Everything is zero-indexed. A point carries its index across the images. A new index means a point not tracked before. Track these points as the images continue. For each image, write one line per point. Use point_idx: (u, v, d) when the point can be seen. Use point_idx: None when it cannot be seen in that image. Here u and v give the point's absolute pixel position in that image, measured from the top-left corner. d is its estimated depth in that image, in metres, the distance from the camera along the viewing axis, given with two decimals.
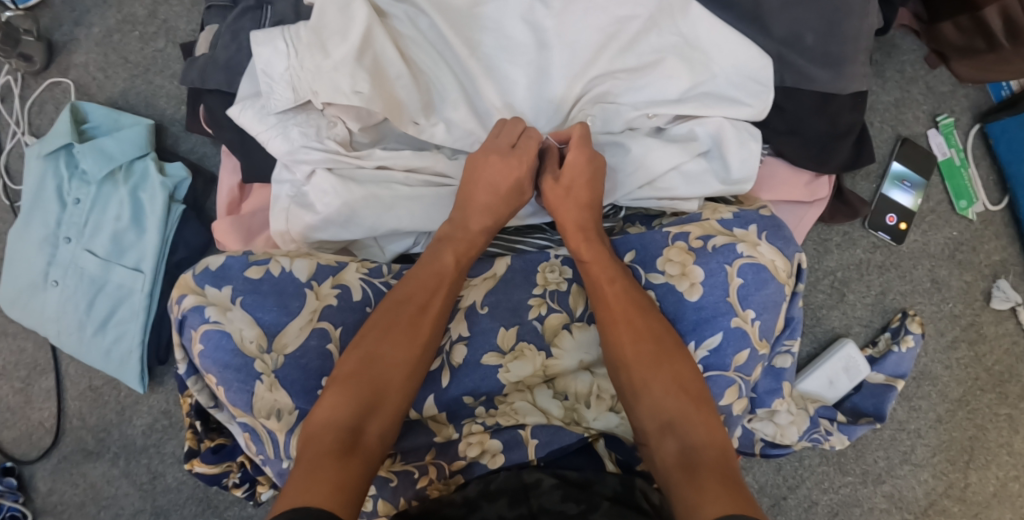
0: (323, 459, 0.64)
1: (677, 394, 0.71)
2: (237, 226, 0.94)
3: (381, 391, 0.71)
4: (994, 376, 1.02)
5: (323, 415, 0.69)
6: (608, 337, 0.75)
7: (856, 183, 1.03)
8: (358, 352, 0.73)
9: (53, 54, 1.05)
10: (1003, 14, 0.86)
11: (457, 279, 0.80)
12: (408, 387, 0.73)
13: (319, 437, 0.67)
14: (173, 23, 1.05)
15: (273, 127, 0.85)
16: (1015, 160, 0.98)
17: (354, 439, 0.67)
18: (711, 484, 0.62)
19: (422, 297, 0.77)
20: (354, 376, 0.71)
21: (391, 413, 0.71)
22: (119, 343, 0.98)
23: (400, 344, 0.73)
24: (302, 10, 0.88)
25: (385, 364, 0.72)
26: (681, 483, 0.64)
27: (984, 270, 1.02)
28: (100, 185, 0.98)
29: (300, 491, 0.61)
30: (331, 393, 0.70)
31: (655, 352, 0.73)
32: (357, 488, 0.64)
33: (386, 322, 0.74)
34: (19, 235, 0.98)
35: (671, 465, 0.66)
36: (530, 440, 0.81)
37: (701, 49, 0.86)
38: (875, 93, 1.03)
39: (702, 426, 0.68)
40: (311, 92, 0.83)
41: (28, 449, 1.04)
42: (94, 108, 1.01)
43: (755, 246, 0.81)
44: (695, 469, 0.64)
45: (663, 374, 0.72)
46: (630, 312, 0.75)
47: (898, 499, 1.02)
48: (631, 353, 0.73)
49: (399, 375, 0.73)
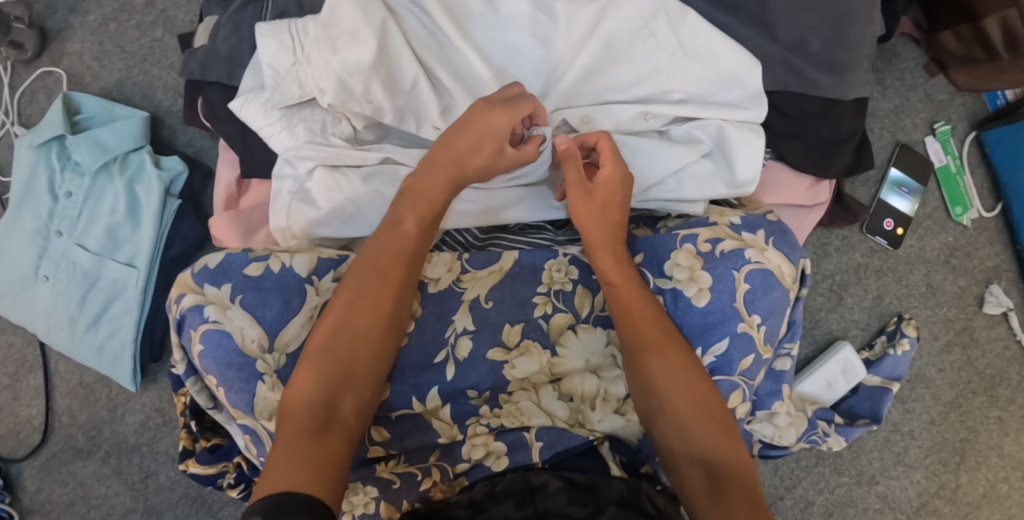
0: (299, 437, 0.64)
1: (708, 420, 0.71)
2: (237, 221, 0.92)
3: (349, 364, 0.70)
4: (986, 380, 1.03)
5: (299, 392, 0.67)
6: (634, 362, 0.75)
7: (856, 188, 1.04)
8: (323, 326, 0.71)
9: (46, 41, 1.03)
10: (1003, 25, 0.87)
11: (423, 239, 0.77)
12: (377, 355, 0.72)
13: (293, 415, 0.66)
14: (170, 13, 1.03)
15: (275, 121, 0.85)
16: (1010, 169, 1.00)
17: (329, 418, 0.67)
18: (740, 511, 0.64)
19: (385, 263, 0.74)
20: (326, 352, 0.70)
21: (362, 387, 0.70)
22: (112, 339, 0.96)
23: (363, 311, 0.72)
24: (306, 5, 0.87)
25: (359, 339, 0.71)
26: (710, 509, 0.66)
27: (978, 275, 1.04)
28: (95, 177, 0.95)
29: (280, 474, 0.61)
30: (306, 368, 0.69)
31: (682, 376, 0.73)
32: (337, 468, 0.64)
33: (358, 288, 0.73)
34: (8, 228, 0.95)
35: (698, 490, 0.68)
36: (535, 442, 0.80)
37: (707, 57, 0.86)
38: (875, 100, 1.04)
39: (728, 451, 0.69)
40: (318, 89, 0.82)
41: (15, 447, 1.01)
42: (88, 98, 0.99)
43: (762, 251, 0.82)
44: (724, 496, 0.66)
45: (691, 399, 0.72)
46: (659, 334, 0.75)
47: (890, 500, 1.03)
48: (663, 378, 0.73)
49: (366, 347, 0.71)
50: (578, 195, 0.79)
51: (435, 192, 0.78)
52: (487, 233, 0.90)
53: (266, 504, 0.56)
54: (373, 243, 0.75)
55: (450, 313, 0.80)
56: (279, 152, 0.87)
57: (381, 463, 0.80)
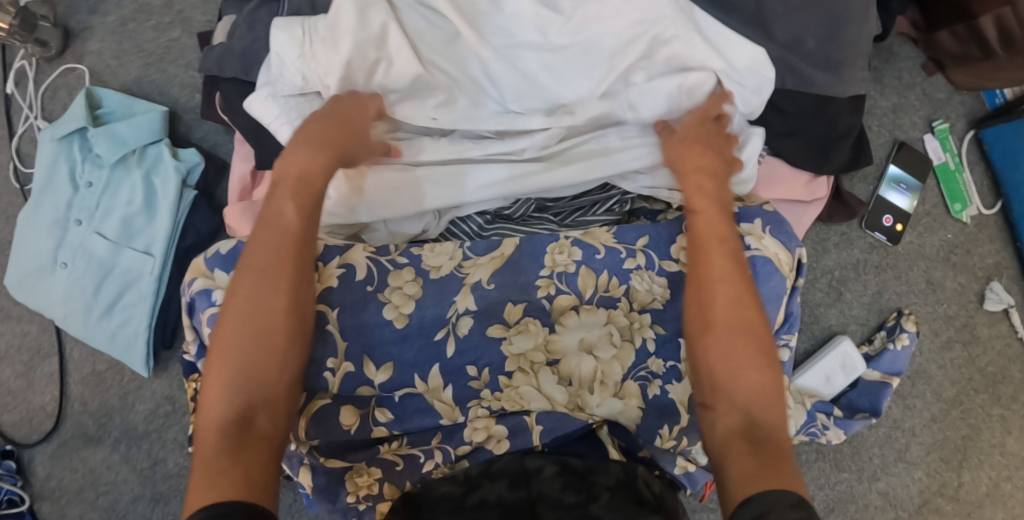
0: (217, 459, 0.63)
1: (756, 371, 0.69)
2: (248, 212, 0.94)
3: (259, 373, 0.68)
4: (988, 377, 1.04)
5: (211, 410, 0.67)
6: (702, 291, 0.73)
7: (854, 185, 1.05)
8: (220, 339, 0.69)
9: (69, 40, 1.07)
10: (998, 24, 0.89)
11: (309, 230, 0.75)
12: (285, 352, 0.70)
13: (208, 435, 0.65)
14: (188, 14, 1.07)
15: (281, 113, 0.85)
16: (1009, 166, 1.01)
17: (246, 430, 0.66)
18: (765, 463, 0.62)
19: (275, 263, 0.72)
20: (226, 362, 0.68)
21: (273, 393, 0.69)
22: (126, 326, 0.98)
23: (257, 314, 0.70)
24: (318, 4, 0.90)
25: (255, 345, 0.69)
26: (744, 455, 0.64)
27: (978, 273, 1.04)
28: (113, 169, 0.98)
29: (202, 490, 0.60)
30: (211, 386, 0.68)
31: (748, 318, 0.71)
32: (264, 473, 0.63)
33: (248, 288, 0.71)
34: (31, 217, 0.99)
35: (734, 436, 0.66)
36: (535, 425, 0.82)
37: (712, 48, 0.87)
38: (873, 98, 1.06)
39: (770, 409, 0.67)
40: (323, 83, 0.84)
41: (28, 433, 1.04)
42: (109, 94, 1.02)
43: (760, 239, 0.83)
44: (756, 446, 0.64)
45: (745, 347, 0.70)
46: (728, 278, 0.73)
47: (892, 497, 1.03)
48: (722, 322, 0.71)
49: (266, 353, 0.69)
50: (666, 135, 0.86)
51: (315, 185, 0.77)
52: (490, 223, 0.91)
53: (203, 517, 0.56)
54: (253, 247, 0.73)
55: (452, 294, 0.83)
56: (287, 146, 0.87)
57: (383, 444, 0.83)
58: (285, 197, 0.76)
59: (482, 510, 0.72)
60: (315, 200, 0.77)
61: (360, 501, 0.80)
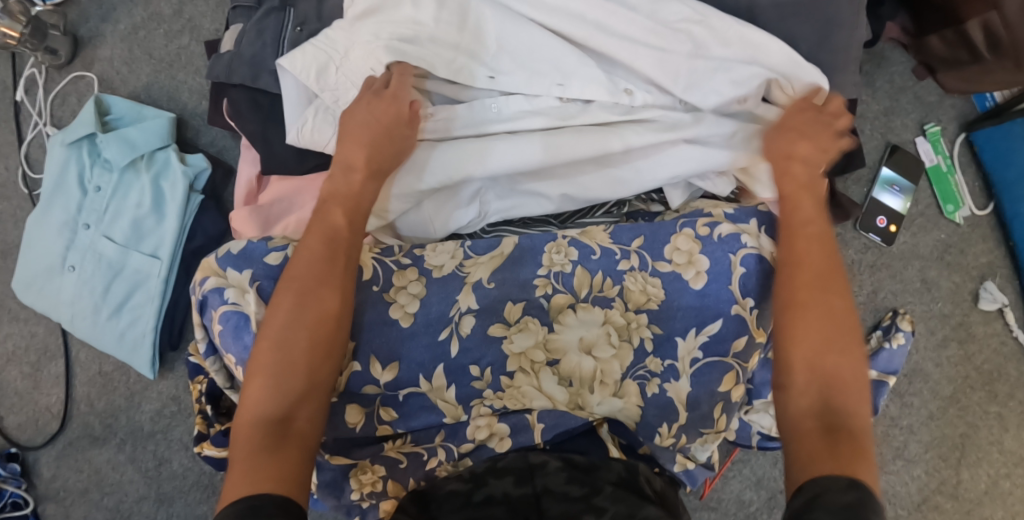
0: (256, 457, 0.65)
1: (839, 358, 0.69)
2: (255, 215, 0.96)
3: (299, 374, 0.71)
4: (984, 375, 1.05)
5: (253, 405, 0.70)
6: (788, 277, 0.74)
7: (847, 187, 1.08)
8: (265, 338, 0.72)
9: (79, 48, 1.09)
10: (985, 29, 0.92)
11: (351, 239, 0.80)
12: (326, 353, 0.73)
13: (249, 431, 0.68)
14: (197, 21, 1.09)
15: (331, 125, 0.89)
16: (999, 168, 1.03)
17: (286, 428, 0.69)
18: (845, 451, 0.62)
19: (322, 267, 0.76)
20: (270, 360, 0.71)
21: (316, 393, 0.72)
22: (134, 327, 0.99)
23: (304, 316, 0.73)
24: (324, 12, 0.95)
25: (299, 349, 0.72)
26: (816, 443, 0.64)
27: (972, 272, 1.06)
28: (123, 173, 1.00)
29: (243, 480, 0.63)
30: (254, 384, 0.71)
31: (831, 302, 0.71)
32: (298, 473, 0.66)
33: (296, 288, 0.74)
34: (40, 220, 1.01)
35: (807, 424, 0.66)
36: (536, 424, 0.86)
37: (725, 35, 0.89)
38: (866, 102, 1.08)
39: (849, 397, 0.67)
40: (370, 70, 0.88)
41: (33, 435, 1.05)
42: (118, 100, 1.04)
43: (757, 237, 0.86)
44: (836, 435, 0.64)
45: (816, 336, 0.69)
46: (808, 269, 0.74)
47: (891, 495, 1.04)
48: (801, 304, 0.72)
49: (307, 356, 0.72)
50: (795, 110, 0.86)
51: (356, 199, 0.83)
52: (494, 225, 0.95)
53: (239, 508, 0.59)
54: (302, 254, 0.77)
55: (454, 293, 0.85)
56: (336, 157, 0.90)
57: (388, 441, 0.85)
58: (333, 203, 0.82)
59: (489, 506, 0.72)
60: (362, 210, 0.83)
61: (364, 498, 0.83)
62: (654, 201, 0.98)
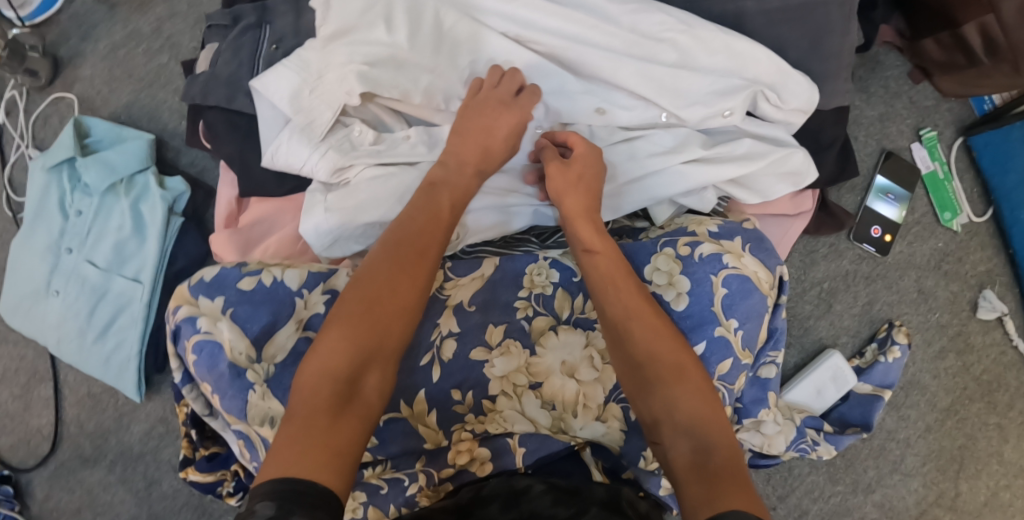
0: (321, 416, 0.63)
1: (690, 390, 0.70)
2: (236, 238, 0.96)
3: (381, 339, 0.70)
4: (983, 386, 1.03)
5: (320, 362, 0.67)
6: (621, 328, 0.75)
7: (841, 196, 1.05)
8: (363, 293, 0.72)
9: (59, 69, 1.09)
10: (982, 32, 0.88)
11: (450, 224, 0.80)
12: (408, 326, 0.72)
13: (316, 386, 0.66)
14: (176, 39, 1.08)
15: (306, 148, 0.87)
16: (998, 173, 1.00)
17: (356, 393, 0.66)
18: (724, 483, 0.61)
19: (423, 243, 0.76)
20: (356, 318, 0.70)
21: (389, 364, 0.70)
22: (119, 351, 0.99)
23: (400, 286, 0.72)
24: (301, 27, 0.91)
25: (389, 316, 0.71)
26: (697, 484, 0.62)
27: (971, 280, 1.03)
28: (103, 196, 0.99)
29: (298, 445, 0.60)
30: (330, 339, 0.68)
31: (669, 341, 0.73)
32: (352, 446, 0.63)
33: (394, 259, 0.74)
34: (26, 244, 1.01)
35: (686, 466, 0.65)
36: (518, 447, 0.85)
37: (707, 45, 0.86)
38: (860, 108, 1.06)
39: (712, 425, 0.67)
40: (346, 92, 0.86)
41: (25, 456, 1.06)
42: (98, 122, 1.04)
43: (739, 257, 0.84)
44: (709, 470, 0.63)
45: (666, 377, 0.71)
46: (642, 307, 0.76)
47: (888, 508, 1.02)
48: (642, 344, 0.73)
49: (400, 322, 0.71)
50: (555, 165, 0.85)
51: (462, 185, 0.83)
52: (473, 246, 0.92)
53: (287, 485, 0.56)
54: (406, 225, 0.78)
55: (435, 317, 0.83)
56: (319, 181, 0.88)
57: (368, 468, 0.82)
58: (444, 187, 0.82)
59: None
60: (462, 199, 0.83)
61: None
62: (639, 218, 0.96)
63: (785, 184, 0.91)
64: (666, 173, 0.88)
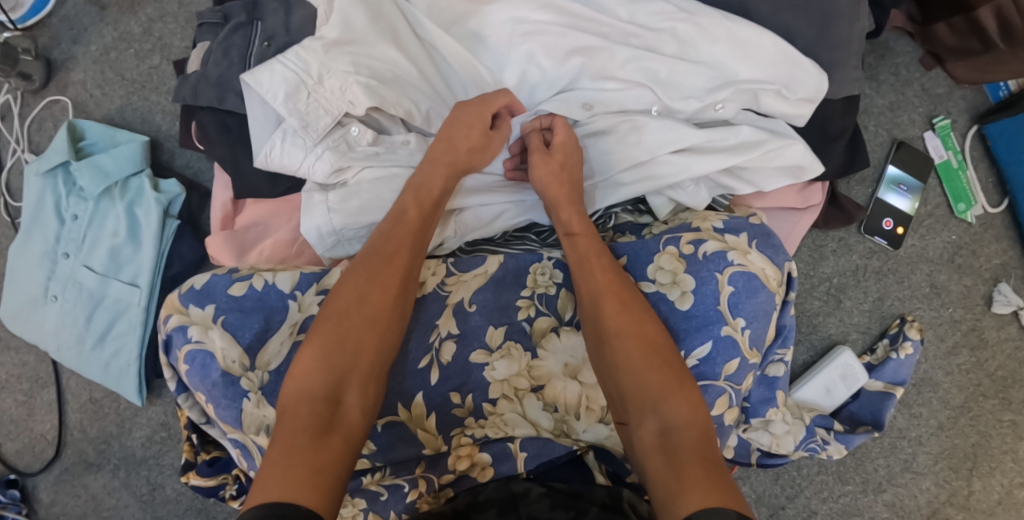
0: (300, 436, 0.63)
1: (659, 368, 0.69)
2: (231, 240, 0.94)
3: (353, 354, 0.69)
4: (997, 382, 1.00)
5: (299, 383, 0.68)
6: (593, 309, 0.74)
7: (851, 189, 1.02)
8: (332, 307, 0.72)
9: (52, 71, 1.07)
10: (998, 15, 0.85)
11: (425, 226, 0.79)
12: (383, 342, 0.71)
13: (295, 408, 0.66)
14: (167, 40, 1.07)
15: (301, 150, 0.84)
16: (1014, 162, 0.98)
17: (334, 412, 0.66)
18: (692, 470, 0.61)
19: (391, 249, 0.75)
20: (333, 335, 0.70)
21: (366, 380, 0.69)
22: (118, 357, 0.99)
23: (371, 296, 0.72)
24: (292, 27, 0.90)
25: (360, 330, 0.70)
26: (661, 470, 0.62)
27: (985, 274, 1.00)
28: (98, 201, 0.99)
29: (279, 470, 0.60)
30: (311, 359, 0.69)
31: (639, 321, 0.72)
32: (336, 466, 0.63)
33: (368, 269, 0.74)
34: (21, 251, 1.00)
35: (652, 450, 0.65)
36: (519, 452, 0.82)
37: (711, 36, 0.84)
38: (869, 97, 1.02)
39: (681, 404, 0.66)
40: (348, 102, 0.84)
41: (31, 461, 1.06)
42: (92, 125, 1.03)
43: (745, 254, 0.81)
44: (678, 456, 0.63)
45: (637, 358, 0.69)
46: (615, 288, 0.74)
47: (898, 508, 1.00)
48: (611, 325, 0.72)
49: (375, 335, 0.71)
50: (539, 155, 0.82)
51: (436, 189, 0.81)
52: (472, 244, 0.90)
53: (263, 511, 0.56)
54: (381, 236, 0.77)
55: (434, 319, 0.81)
56: (318, 183, 0.86)
57: (368, 475, 0.81)
58: (414, 189, 0.80)
59: None
60: (434, 197, 0.81)
61: None
62: (643, 213, 0.91)
63: (789, 172, 0.88)
64: (662, 168, 0.85)
